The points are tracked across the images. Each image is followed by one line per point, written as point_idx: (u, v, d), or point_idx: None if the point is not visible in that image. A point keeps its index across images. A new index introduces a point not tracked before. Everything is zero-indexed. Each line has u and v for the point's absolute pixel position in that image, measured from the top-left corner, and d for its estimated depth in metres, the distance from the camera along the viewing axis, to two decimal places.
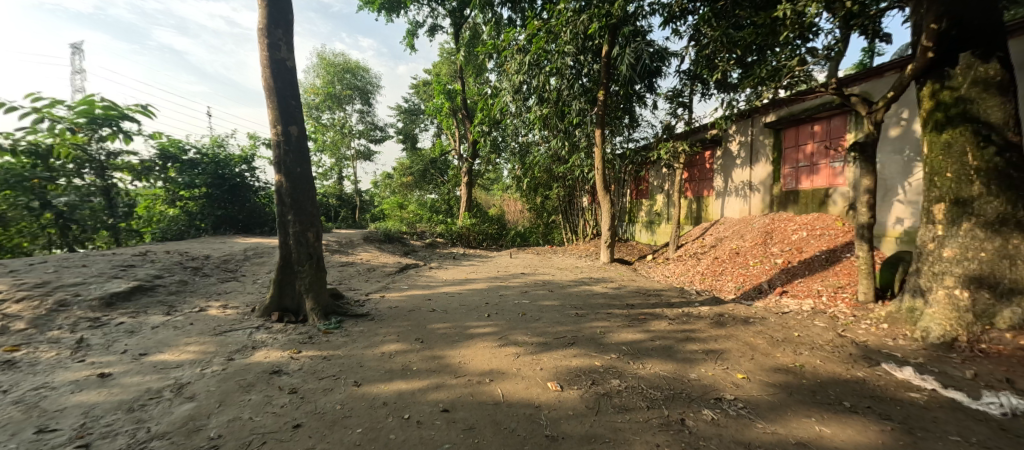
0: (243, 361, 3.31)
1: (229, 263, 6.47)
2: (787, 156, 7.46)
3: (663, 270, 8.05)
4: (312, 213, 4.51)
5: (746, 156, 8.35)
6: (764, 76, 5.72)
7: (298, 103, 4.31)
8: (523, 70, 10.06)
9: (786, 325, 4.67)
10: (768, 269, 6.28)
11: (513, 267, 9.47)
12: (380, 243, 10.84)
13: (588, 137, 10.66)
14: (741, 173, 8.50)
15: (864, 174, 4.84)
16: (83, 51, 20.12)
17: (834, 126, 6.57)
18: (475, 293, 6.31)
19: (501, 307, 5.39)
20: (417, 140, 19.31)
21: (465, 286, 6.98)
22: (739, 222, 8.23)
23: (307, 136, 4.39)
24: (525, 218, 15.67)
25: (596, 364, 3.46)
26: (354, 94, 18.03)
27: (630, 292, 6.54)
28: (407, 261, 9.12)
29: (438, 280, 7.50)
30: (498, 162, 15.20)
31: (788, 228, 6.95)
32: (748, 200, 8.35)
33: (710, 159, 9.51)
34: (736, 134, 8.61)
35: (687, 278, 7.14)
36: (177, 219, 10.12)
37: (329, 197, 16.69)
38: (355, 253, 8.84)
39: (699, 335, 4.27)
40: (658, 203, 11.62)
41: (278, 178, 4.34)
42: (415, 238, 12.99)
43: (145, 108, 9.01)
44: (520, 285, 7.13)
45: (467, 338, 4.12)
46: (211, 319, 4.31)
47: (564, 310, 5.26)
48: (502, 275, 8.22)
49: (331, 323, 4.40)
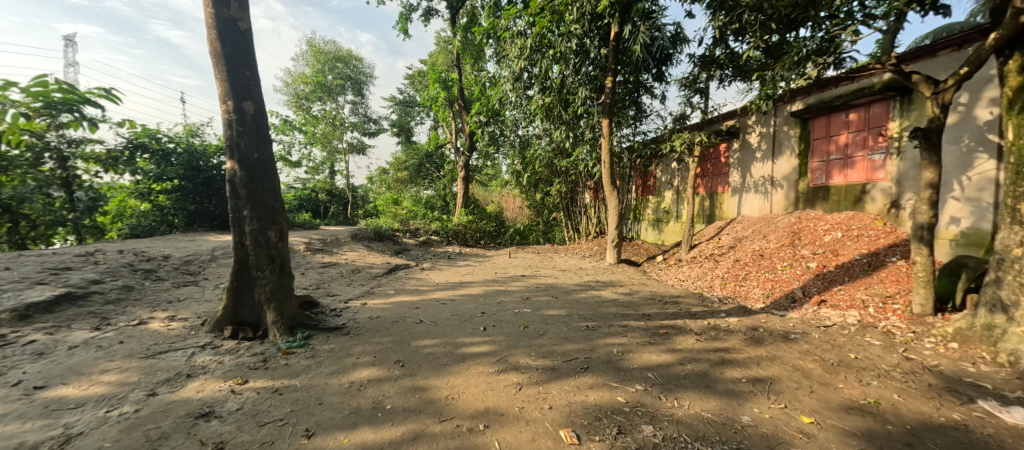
0: (168, 398, 2.58)
1: (190, 265, 5.71)
2: (815, 148, 6.77)
3: (676, 273, 7.34)
4: (273, 207, 3.78)
5: (767, 148, 7.62)
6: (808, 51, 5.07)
7: (252, 74, 3.58)
8: (524, 55, 9.29)
9: (835, 342, 3.96)
10: (800, 274, 5.57)
11: (511, 268, 8.75)
12: (369, 241, 10.10)
13: (593, 129, 9.88)
14: (762, 168, 7.78)
15: (925, 166, 4.12)
16: (71, 43, 19.31)
17: (873, 114, 5.88)
18: (471, 300, 5.59)
19: (499, 319, 4.66)
20: (413, 133, 18.49)
21: (460, 290, 6.26)
22: (760, 221, 7.52)
23: (267, 114, 3.67)
24: (524, 215, 14.96)
25: (620, 399, 2.73)
26: (345, 84, 17.14)
27: (642, 299, 5.82)
28: (397, 262, 8.37)
29: (430, 283, 6.76)
30: (496, 157, 14.44)
31: (818, 228, 6.24)
32: (768, 196, 7.65)
33: (724, 153, 8.79)
34: (756, 124, 7.90)
35: (704, 283, 6.42)
36: (148, 214, 9.34)
37: (318, 192, 15.89)
38: (340, 253, 8.08)
39: (737, 356, 3.55)
40: (667, 200, 10.92)
41: (231, 165, 3.60)
42: (409, 236, 12.25)
43: (108, 92, 8.23)
44: (520, 289, 6.39)
45: (458, 360, 3.40)
46: (149, 335, 3.57)
47: (573, 323, 4.53)
48: (501, 277, 7.48)
49: (295, 341, 3.66)
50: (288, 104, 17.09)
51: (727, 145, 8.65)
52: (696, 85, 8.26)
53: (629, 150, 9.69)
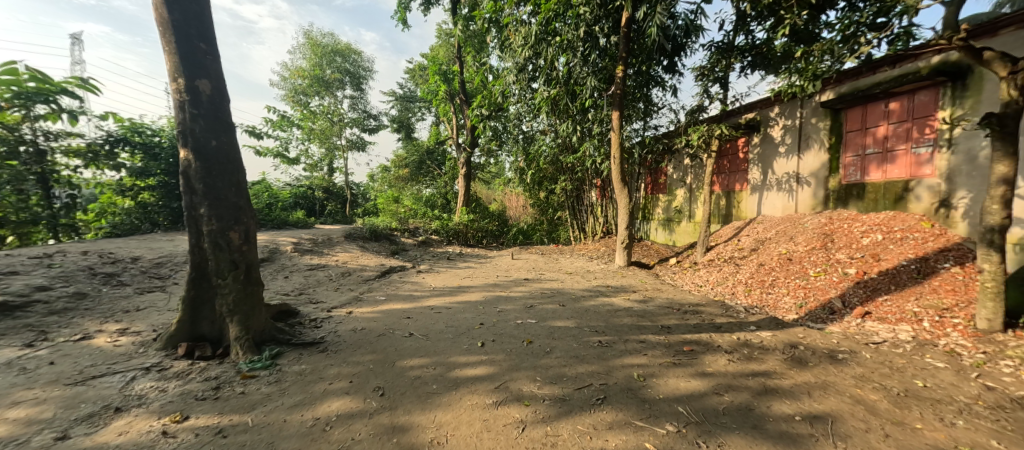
0: (79, 445, 2.06)
1: (161, 268, 5.19)
2: (848, 141, 6.17)
3: (693, 278, 6.74)
4: (236, 204, 3.25)
5: (792, 142, 7.03)
6: (860, 24, 4.51)
7: (209, 47, 3.07)
8: (528, 44, 8.70)
9: (892, 364, 3.38)
10: (837, 281, 4.98)
11: (514, 270, 8.20)
12: (364, 241, 9.58)
13: (601, 123, 9.30)
14: (786, 164, 7.18)
15: (997, 159, 3.53)
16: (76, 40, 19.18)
17: (917, 103, 5.30)
18: (469, 308, 5.03)
19: (500, 331, 4.10)
20: (413, 129, 17.98)
21: (458, 296, 5.71)
22: (785, 221, 6.92)
23: (227, 95, 3.15)
24: (528, 214, 14.40)
25: (648, 447, 2.17)
26: (344, 78, 16.62)
27: (658, 308, 5.24)
28: (392, 264, 7.84)
29: (426, 287, 6.21)
30: (499, 153, 13.88)
31: (854, 229, 5.64)
32: (793, 195, 7.05)
33: (743, 148, 8.19)
34: (780, 116, 7.29)
35: (726, 290, 5.84)
36: (132, 212, 8.86)
37: (315, 190, 15.40)
38: (331, 253, 7.56)
39: (782, 384, 2.98)
40: (678, 198, 10.34)
41: (185, 155, 3.07)
42: (407, 235, 11.72)
43: (85, 82, 7.74)
44: (523, 295, 5.84)
45: (449, 387, 2.85)
46: (88, 353, 3.05)
47: (584, 337, 3.97)
48: (502, 281, 6.94)
49: (260, 361, 3.13)
50: (285, 99, 16.62)
51: (746, 139, 8.05)
52: (714, 75, 7.62)
53: (640, 145, 9.06)
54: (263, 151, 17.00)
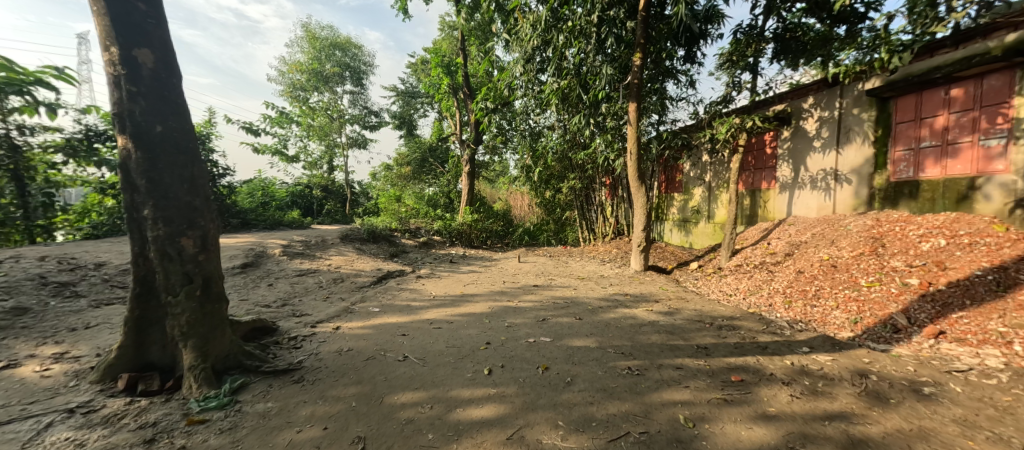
0: None
1: (128, 275, 4.62)
2: (899, 133, 5.52)
3: (720, 286, 6.10)
4: (191, 205, 2.65)
5: (830, 136, 6.37)
6: None
7: (151, 8, 2.48)
8: (537, 31, 8.05)
9: (996, 403, 2.74)
10: (896, 293, 4.32)
11: (521, 275, 7.58)
12: (361, 242, 8.98)
13: (615, 117, 8.65)
14: (822, 159, 6.52)
15: None
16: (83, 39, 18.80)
17: (987, 89, 4.65)
18: (474, 323, 4.41)
19: (510, 354, 3.49)
20: (415, 126, 17.39)
21: (461, 306, 5.10)
22: (823, 223, 6.26)
23: (175, 69, 2.57)
24: (535, 214, 13.78)
25: None
26: (344, 73, 16.03)
27: (688, 322, 4.61)
28: (389, 268, 7.24)
29: (425, 296, 5.60)
30: (504, 151, 13.26)
31: (909, 233, 4.97)
32: (831, 194, 6.39)
33: (771, 142, 7.53)
34: (815, 107, 6.64)
35: (762, 300, 5.19)
36: (115, 211, 8.32)
37: (313, 188, 14.88)
38: (324, 257, 6.96)
39: (870, 433, 2.35)
40: (696, 198, 9.69)
41: (123, 143, 2.48)
42: (408, 236, 11.13)
43: (60, 71, 7.19)
44: (535, 306, 5.20)
45: (448, 437, 2.25)
46: (3, 388, 2.47)
47: (609, 362, 3.34)
48: (510, 288, 6.33)
49: (215, 398, 2.53)
50: (283, 95, 16.07)
51: (774, 134, 7.41)
52: (743, 63, 6.92)
53: (658, 140, 8.36)
54: (260, 149, 16.47)
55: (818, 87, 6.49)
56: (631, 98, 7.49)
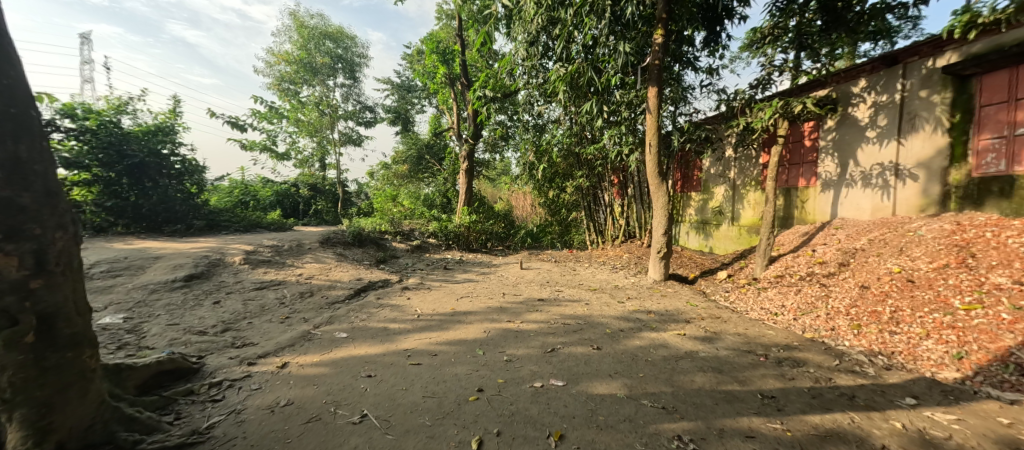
0: None
1: None
2: (983, 119, 4.57)
3: (761, 303, 5.11)
4: (14, 203, 1.72)
5: (889, 124, 5.40)
6: None
7: None
8: (541, 8, 7.10)
9: None
10: (1010, 319, 3.32)
11: (524, 285, 6.60)
12: (345, 247, 8.02)
13: (630, 106, 7.68)
14: (877, 152, 5.55)
15: None
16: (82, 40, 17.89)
17: None
18: (463, 356, 3.44)
19: (509, 410, 2.53)
20: (412, 121, 16.47)
21: (451, 330, 4.13)
22: (882, 228, 5.28)
23: None
24: (537, 214, 12.78)
25: None
26: (335, 65, 15.10)
27: (736, 352, 3.63)
28: (372, 277, 6.30)
29: (408, 315, 4.63)
30: (506, 146, 12.31)
31: (1007, 241, 3.99)
32: (889, 193, 5.43)
33: (810, 134, 6.56)
34: (868, 91, 5.67)
35: (821, 324, 4.21)
36: None
37: (301, 187, 13.94)
38: (295, 264, 6.01)
39: None
40: (717, 197, 8.72)
41: None
42: (400, 239, 10.17)
43: None
44: (541, 329, 4.23)
45: None
46: None
47: (648, 425, 2.38)
48: (510, 302, 5.37)
49: None
50: (271, 88, 15.16)
51: (814, 124, 6.45)
52: (783, 40, 5.91)
53: (680, 132, 7.33)
54: (248, 145, 15.58)
55: (875, 66, 5.46)
56: (651, 82, 6.49)
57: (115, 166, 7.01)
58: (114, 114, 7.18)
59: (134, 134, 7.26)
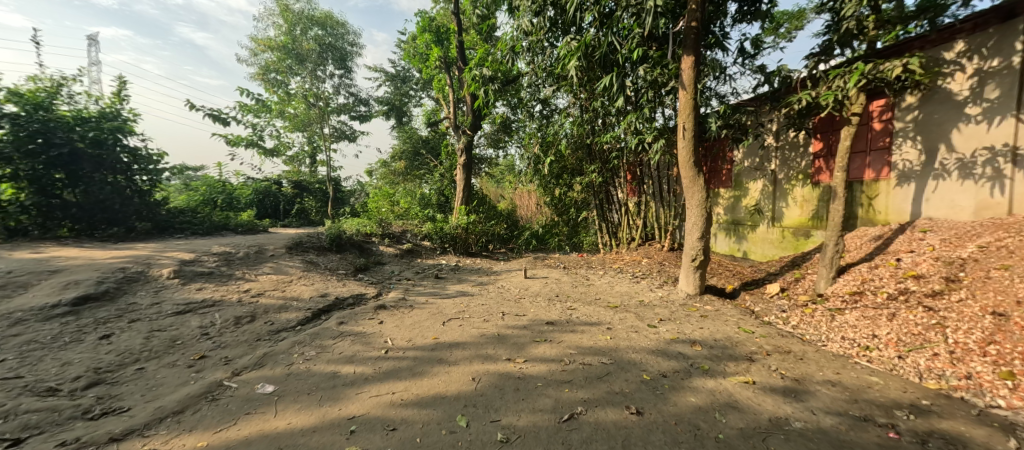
0: None
1: None
2: None
3: (840, 330, 3.88)
4: None
5: (1003, 96, 4.16)
6: None
7: None
8: None
9: None
10: None
11: (529, 301, 5.39)
12: (318, 253, 6.84)
13: (655, 85, 6.46)
14: (983, 133, 4.32)
15: None
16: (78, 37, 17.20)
17: None
18: (437, 431, 2.25)
19: None
20: (407, 114, 15.34)
21: (425, 377, 2.92)
22: (997, 231, 4.05)
23: None
24: (543, 214, 11.55)
25: None
26: (324, 52, 13.96)
27: (848, 422, 2.41)
28: (342, 291, 5.14)
29: (373, 350, 3.44)
30: (509, 139, 11.12)
31: None
32: (1002, 186, 4.21)
33: (881, 114, 5.30)
34: (968, 56, 4.41)
35: (951, 371, 2.97)
36: None
37: (284, 185, 12.85)
38: (245, 276, 4.84)
39: None
40: (752, 194, 7.47)
41: None
42: (388, 242, 9.00)
43: None
44: (552, 375, 3.02)
45: None
46: None
47: None
48: (509, 326, 4.18)
49: None
50: (255, 78, 14.07)
51: (887, 102, 5.20)
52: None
53: (716, 115, 6.11)
54: (232, 140, 14.52)
55: (984, 21, 4.22)
56: (684, 51, 5.27)
57: (40, 156, 5.80)
58: (41, 96, 6.01)
59: (63, 118, 6.05)
